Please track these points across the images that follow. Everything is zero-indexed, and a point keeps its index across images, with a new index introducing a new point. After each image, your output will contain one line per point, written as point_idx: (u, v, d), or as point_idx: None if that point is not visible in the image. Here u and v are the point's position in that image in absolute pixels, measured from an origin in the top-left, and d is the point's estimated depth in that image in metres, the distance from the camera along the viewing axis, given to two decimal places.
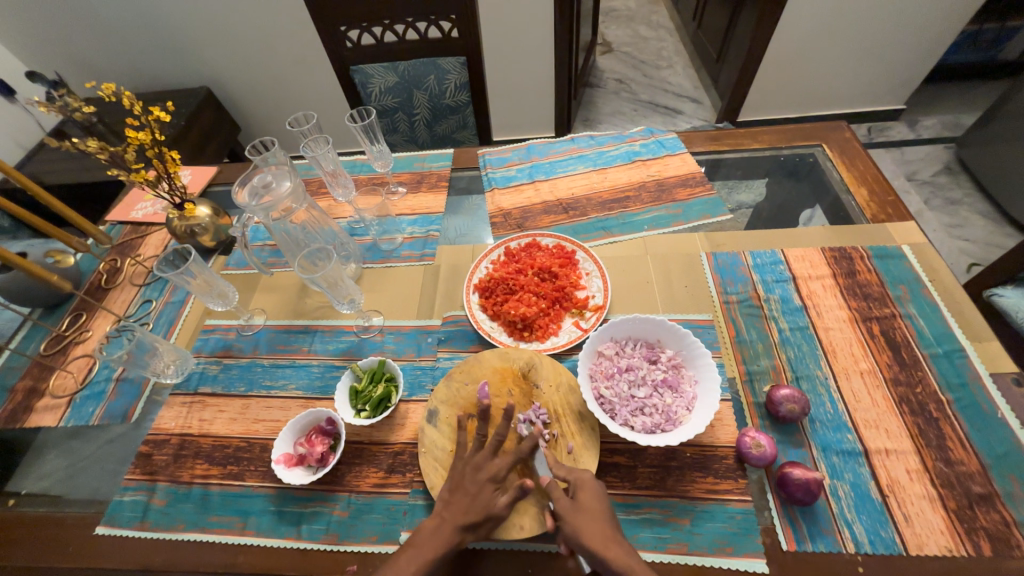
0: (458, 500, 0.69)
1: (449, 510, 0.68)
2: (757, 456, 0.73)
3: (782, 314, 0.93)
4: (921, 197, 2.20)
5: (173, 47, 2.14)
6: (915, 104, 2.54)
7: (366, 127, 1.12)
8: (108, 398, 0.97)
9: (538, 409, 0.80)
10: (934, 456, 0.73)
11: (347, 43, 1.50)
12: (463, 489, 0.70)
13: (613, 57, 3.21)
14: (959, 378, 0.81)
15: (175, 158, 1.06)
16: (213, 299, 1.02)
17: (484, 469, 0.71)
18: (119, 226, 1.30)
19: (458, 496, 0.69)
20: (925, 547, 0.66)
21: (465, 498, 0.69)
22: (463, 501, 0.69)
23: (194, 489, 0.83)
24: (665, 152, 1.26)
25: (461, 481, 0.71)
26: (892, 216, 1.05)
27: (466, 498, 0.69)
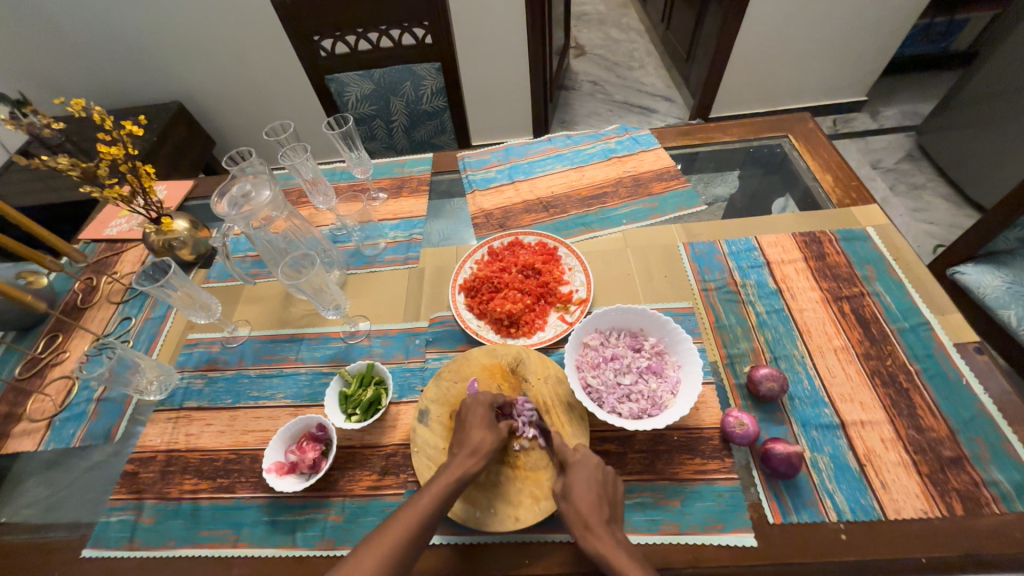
0: (469, 440, 0.72)
1: (460, 450, 0.72)
2: (741, 434, 0.76)
3: (759, 298, 0.96)
4: (886, 183, 2.29)
5: (143, 63, 2.11)
6: (875, 96, 2.65)
7: (344, 134, 1.13)
8: (90, 418, 0.95)
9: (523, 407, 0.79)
10: (906, 425, 0.77)
11: (321, 52, 1.50)
12: (470, 426, 0.74)
13: (587, 60, 3.27)
14: (925, 349, 0.85)
15: (150, 173, 1.05)
16: (196, 312, 1.00)
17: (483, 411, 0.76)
18: (94, 244, 1.27)
19: (464, 434, 0.74)
20: (903, 510, 0.69)
21: (470, 434, 0.73)
22: (472, 438, 0.72)
23: (183, 505, 0.82)
24: (640, 148, 1.29)
25: (466, 416, 0.76)
26: (857, 200, 1.10)
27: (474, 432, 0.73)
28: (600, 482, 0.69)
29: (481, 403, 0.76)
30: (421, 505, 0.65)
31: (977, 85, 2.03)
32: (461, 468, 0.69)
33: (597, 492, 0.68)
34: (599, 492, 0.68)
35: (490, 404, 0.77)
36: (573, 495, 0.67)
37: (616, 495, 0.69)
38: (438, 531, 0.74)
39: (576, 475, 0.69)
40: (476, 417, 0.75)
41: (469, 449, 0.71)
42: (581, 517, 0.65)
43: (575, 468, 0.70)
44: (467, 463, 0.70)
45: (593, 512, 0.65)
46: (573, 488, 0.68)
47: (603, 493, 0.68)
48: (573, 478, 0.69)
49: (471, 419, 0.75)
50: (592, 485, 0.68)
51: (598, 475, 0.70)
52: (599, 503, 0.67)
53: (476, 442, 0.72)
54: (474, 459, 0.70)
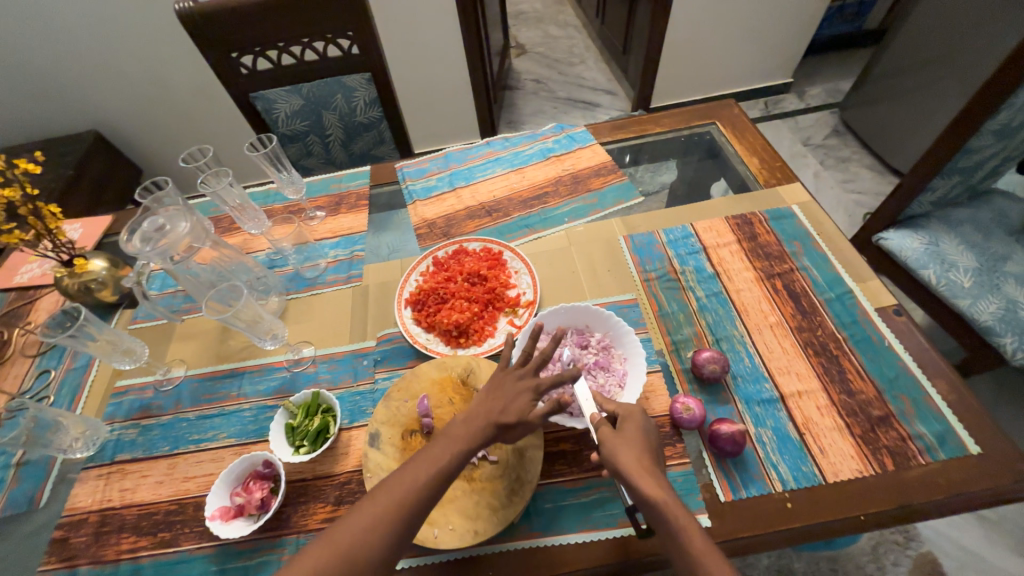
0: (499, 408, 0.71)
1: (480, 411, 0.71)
2: (688, 418, 0.78)
3: (698, 283, 0.99)
4: (816, 159, 2.42)
5: (49, 91, 1.96)
6: (799, 77, 2.79)
7: (270, 155, 1.09)
8: (10, 486, 0.87)
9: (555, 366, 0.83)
10: (838, 390, 0.81)
11: (242, 69, 1.43)
12: (502, 395, 0.72)
13: (528, 59, 3.29)
14: (850, 316, 0.90)
15: (56, 213, 0.99)
16: (120, 358, 0.95)
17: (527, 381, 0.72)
18: (3, 293, 1.17)
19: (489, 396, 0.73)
20: (840, 473, 0.73)
21: (506, 399, 0.71)
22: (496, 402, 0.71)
23: (121, 566, 0.76)
24: (577, 145, 1.31)
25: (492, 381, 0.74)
26: (782, 179, 1.15)
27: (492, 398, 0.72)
28: (653, 435, 0.69)
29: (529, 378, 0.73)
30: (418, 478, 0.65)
31: (888, 60, 2.18)
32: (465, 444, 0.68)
33: (649, 447, 0.67)
34: (647, 442, 0.67)
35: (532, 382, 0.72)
36: (627, 438, 0.67)
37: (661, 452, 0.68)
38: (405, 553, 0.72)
39: (628, 427, 0.68)
40: (508, 391, 0.72)
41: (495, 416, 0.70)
42: (636, 459, 0.64)
43: (628, 419, 0.70)
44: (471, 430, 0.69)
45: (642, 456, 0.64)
46: (629, 431, 0.68)
47: (654, 448, 0.67)
48: (629, 426, 0.68)
49: (505, 389, 0.72)
50: (643, 436, 0.67)
51: (648, 427, 0.70)
52: (647, 451, 0.66)
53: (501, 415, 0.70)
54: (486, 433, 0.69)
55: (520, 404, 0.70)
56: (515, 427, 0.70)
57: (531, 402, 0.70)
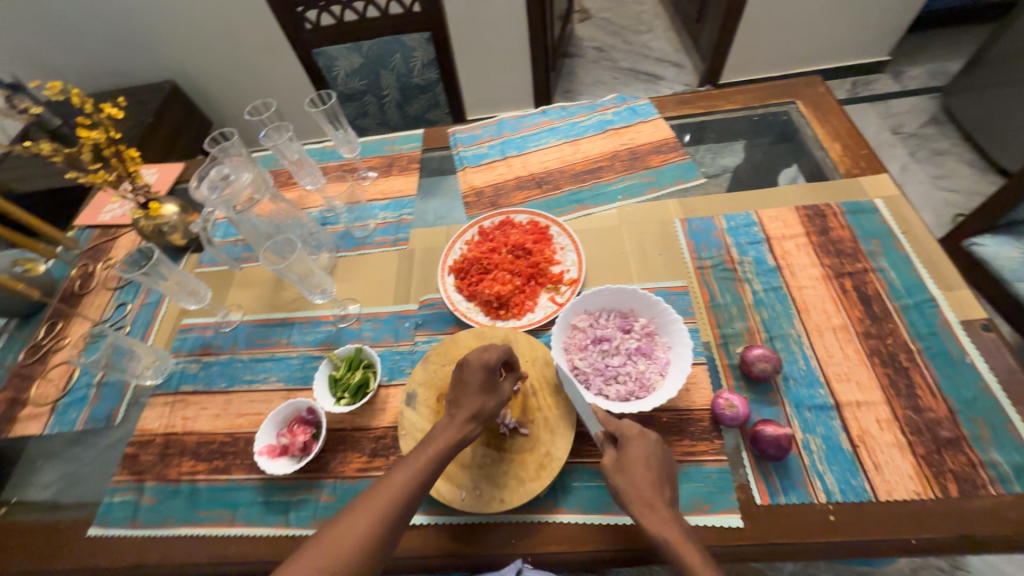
0: (467, 403, 0.71)
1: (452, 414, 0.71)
2: (731, 416, 0.74)
3: (756, 276, 0.93)
4: (906, 150, 2.18)
5: (132, 41, 2.07)
6: (898, 54, 2.48)
7: (328, 112, 1.10)
8: (92, 402, 0.98)
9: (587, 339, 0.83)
10: (903, 405, 0.75)
11: (306, 25, 1.44)
12: (469, 388, 0.72)
13: (591, 24, 3.12)
14: (929, 327, 0.81)
15: (134, 157, 1.06)
16: (185, 298, 1.02)
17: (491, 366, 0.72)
18: (89, 230, 1.27)
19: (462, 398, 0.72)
20: (894, 492, 0.68)
21: (471, 397, 0.71)
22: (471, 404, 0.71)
23: (181, 485, 0.84)
24: (638, 119, 1.23)
25: (463, 378, 0.73)
26: (866, 170, 1.04)
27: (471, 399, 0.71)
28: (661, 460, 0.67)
29: (484, 365, 0.71)
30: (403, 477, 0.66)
31: (1011, 40, 1.89)
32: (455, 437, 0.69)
33: (654, 472, 0.66)
34: (655, 471, 0.66)
35: (491, 365, 0.72)
36: (631, 469, 0.66)
37: (673, 473, 0.68)
38: (422, 510, 0.75)
39: (632, 452, 0.67)
40: (476, 381, 0.72)
41: (469, 413, 0.71)
42: (643, 494, 0.64)
43: (630, 440, 0.68)
44: (454, 431, 0.70)
45: (654, 492, 0.64)
46: (631, 459, 0.67)
47: (661, 471, 0.66)
48: (632, 452, 0.67)
49: (471, 383, 0.72)
50: (650, 464, 0.66)
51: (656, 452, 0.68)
52: (659, 479, 0.65)
53: (474, 407, 0.71)
54: (472, 425, 0.71)
55: (484, 398, 0.72)
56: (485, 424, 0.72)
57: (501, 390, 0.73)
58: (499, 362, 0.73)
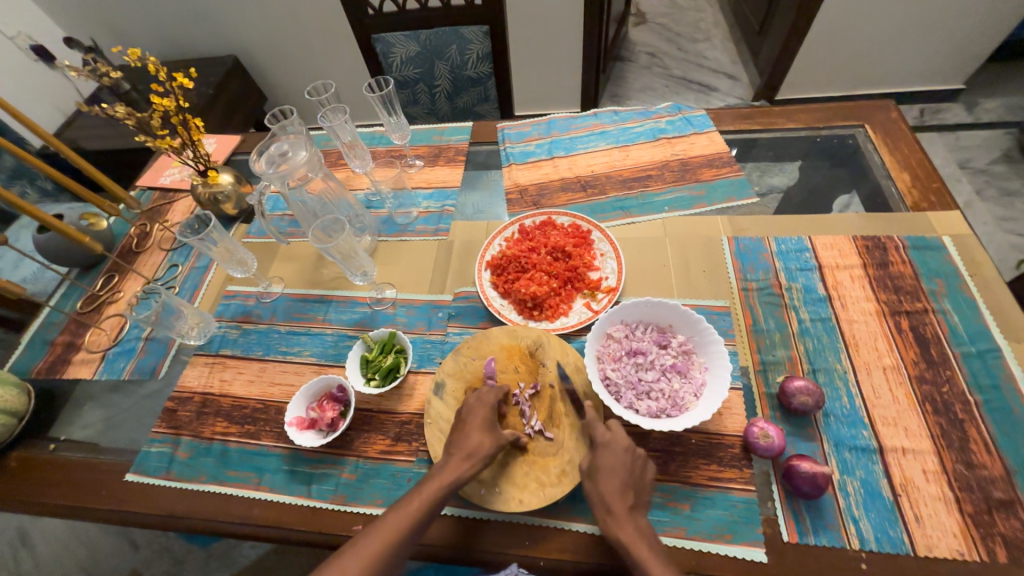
0: (466, 442, 0.71)
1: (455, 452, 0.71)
2: (765, 446, 0.72)
3: (804, 304, 0.89)
4: (972, 186, 2.05)
5: (202, 14, 2.15)
6: (976, 84, 2.33)
7: (384, 97, 1.11)
8: (138, 355, 1.03)
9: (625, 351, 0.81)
10: (954, 458, 0.70)
11: (369, 10, 1.47)
12: (468, 428, 0.73)
13: (647, 29, 3.06)
14: (990, 379, 0.76)
15: (199, 126, 1.08)
16: (234, 267, 1.06)
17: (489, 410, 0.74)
18: (148, 191, 1.34)
19: (461, 435, 0.73)
20: (935, 548, 0.64)
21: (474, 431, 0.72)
22: (469, 441, 0.71)
23: (214, 444, 0.87)
24: (693, 130, 1.20)
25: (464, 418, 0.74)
26: (935, 205, 0.98)
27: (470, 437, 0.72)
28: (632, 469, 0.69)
29: (484, 403, 0.75)
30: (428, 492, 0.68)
31: None
32: (451, 476, 0.69)
33: (623, 481, 0.67)
34: (624, 478, 0.68)
35: (493, 404, 0.75)
36: (602, 478, 0.67)
37: (643, 480, 0.69)
38: (450, 501, 0.75)
39: (605, 461, 0.68)
40: (476, 419, 0.74)
41: (463, 452, 0.70)
42: (608, 501, 0.66)
43: (605, 448, 0.69)
44: (461, 466, 0.70)
45: (618, 497, 0.66)
46: (602, 467, 0.68)
47: (629, 480, 0.68)
48: (603, 462, 0.68)
49: (471, 421, 0.74)
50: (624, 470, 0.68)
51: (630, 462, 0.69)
52: (627, 485, 0.67)
53: (471, 446, 0.71)
54: (468, 464, 0.70)
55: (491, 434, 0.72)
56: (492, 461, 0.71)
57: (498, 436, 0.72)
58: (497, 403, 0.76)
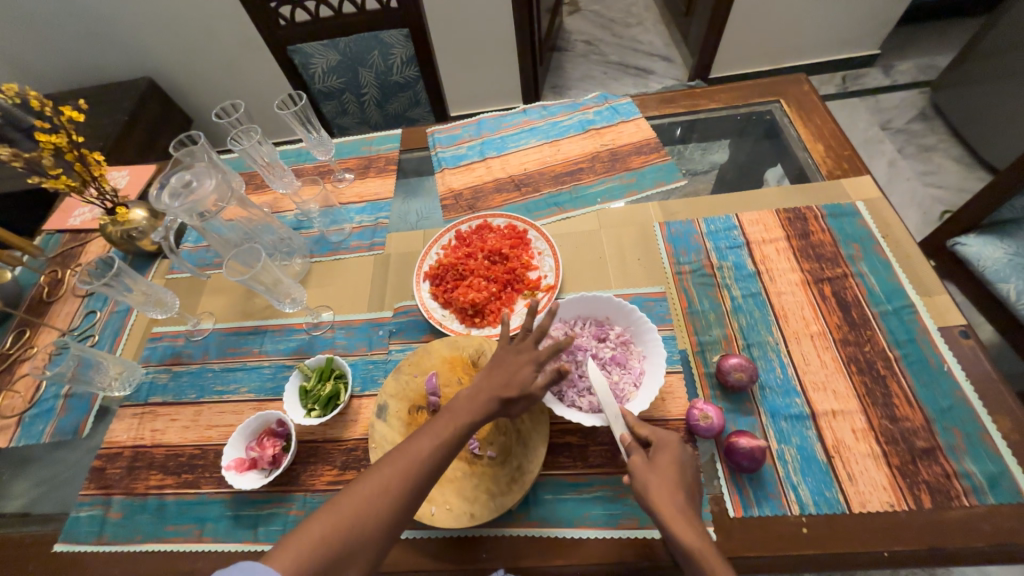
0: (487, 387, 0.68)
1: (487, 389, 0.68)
2: (705, 427, 0.73)
3: (735, 281, 0.91)
4: (894, 145, 2.16)
5: (106, 37, 2.01)
6: (889, 48, 2.46)
7: (299, 113, 1.07)
8: (59, 414, 0.95)
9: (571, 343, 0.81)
10: (879, 415, 0.74)
11: (280, 21, 1.40)
12: (499, 366, 0.70)
13: (581, 17, 3.07)
14: (907, 334, 0.80)
15: (100, 161, 1.02)
16: (150, 308, 1.00)
17: (527, 352, 0.71)
18: (57, 235, 1.24)
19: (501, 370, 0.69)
20: (868, 504, 0.67)
21: (505, 370, 0.69)
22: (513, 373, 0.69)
23: (149, 500, 0.82)
24: (620, 118, 1.21)
25: (500, 359, 0.71)
26: (848, 171, 1.02)
27: (504, 373, 0.69)
28: (688, 467, 0.65)
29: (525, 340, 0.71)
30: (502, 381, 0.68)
31: (997, 35, 1.86)
32: (466, 419, 0.65)
33: (674, 481, 0.63)
34: (680, 477, 0.63)
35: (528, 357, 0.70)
36: (657, 474, 0.63)
37: (692, 479, 0.65)
38: (409, 525, 0.73)
39: (656, 461, 0.64)
40: (510, 361, 0.70)
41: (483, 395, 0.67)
42: (667, 494, 0.61)
43: (663, 449, 0.66)
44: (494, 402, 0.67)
45: (674, 500, 0.61)
46: (664, 465, 0.64)
47: (682, 479, 0.63)
48: (661, 456, 0.65)
49: (507, 359, 0.70)
50: (678, 469, 0.64)
51: (685, 460, 0.65)
52: (682, 488, 0.63)
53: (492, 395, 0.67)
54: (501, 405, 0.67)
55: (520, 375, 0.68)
56: (515, 402, 0.68)
57: (532, 372, 0.69)
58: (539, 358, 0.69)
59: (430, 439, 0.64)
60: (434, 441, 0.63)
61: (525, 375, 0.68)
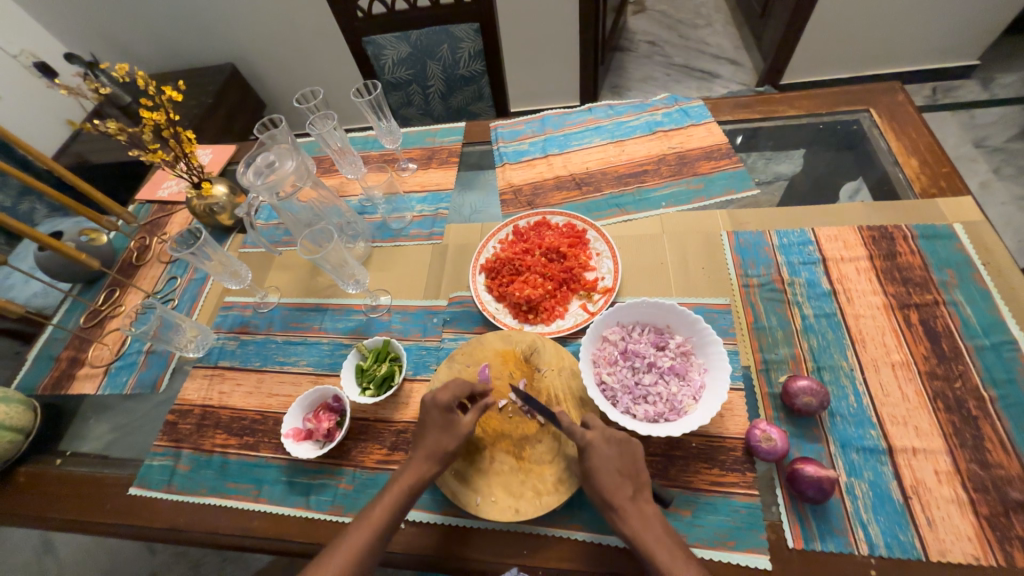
0: (425, 443, 0.72)
1: (417, 452, 0.72)
2: (768, 449, 0.69)
3: (808, 299, 0.86)
4: (989, 165, 1.97)
5: (197, 24, 2.16)
6: (991, 58, 2.23)
7: (374, 101, 1.10)
8: (139, 369, 1.04)
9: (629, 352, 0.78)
10: (968, 457, 0.67)
11: (358, 13, 1.45)
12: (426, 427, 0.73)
13: (646, 17, 2.99)
14: (1006, 373, 0.73)
15: (191, 138, 1.08)
16: (228, 278, 1.07)
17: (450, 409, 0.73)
18: (147, 205, 1.35)
19: (423, 435, 0.73)
20: (948, 553, 0.61)
21: (432, 432, 0.72)
22: (431, 440, 0.72)
23: (214, 457, 0.88)
24: (690, 121, 1.17)
25: (423, 419, 0.74)
26: (945, 190, 0.94)
27: (431, 434, 0.72)
28: (628, 452, 0.67)
29: (437, 405, 0.73)
30: (433, 444, 0.71)
31: None
32: (416, 475, 0.70)
33: (618, 468, 0.65)
34: (620, 465, 0.66)
35: (449, 402, 0.74)
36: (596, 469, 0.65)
37: (639, 466, 0.67)
38: (449, 512, 0.74)
39: (597, 454, 0.66)
40: (433, 420, 0.73)
41: (424, 453, 0.71)
42: (611, 484, 0.64)
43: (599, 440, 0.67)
44: (424, 466, 0.70)
45: (617, 490, 0.64)
46: (601, 461, 0.65)
47: (626, 466, 0.66)
48: (602, 447, 0.66)
49: (428, 422, 0.73)
50: (617, 456, 0.66)
51: (624, 447, 0.67)
52: (629, 474, 0.66)
53: (431, 446, 0.71)
54: (430, 463, 0.70)
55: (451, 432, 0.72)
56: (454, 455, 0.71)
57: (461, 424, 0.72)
58: (458, 398, 0.74)
59: (383, 509, 0.68)
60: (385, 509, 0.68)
61: (455, 422, 0.72)
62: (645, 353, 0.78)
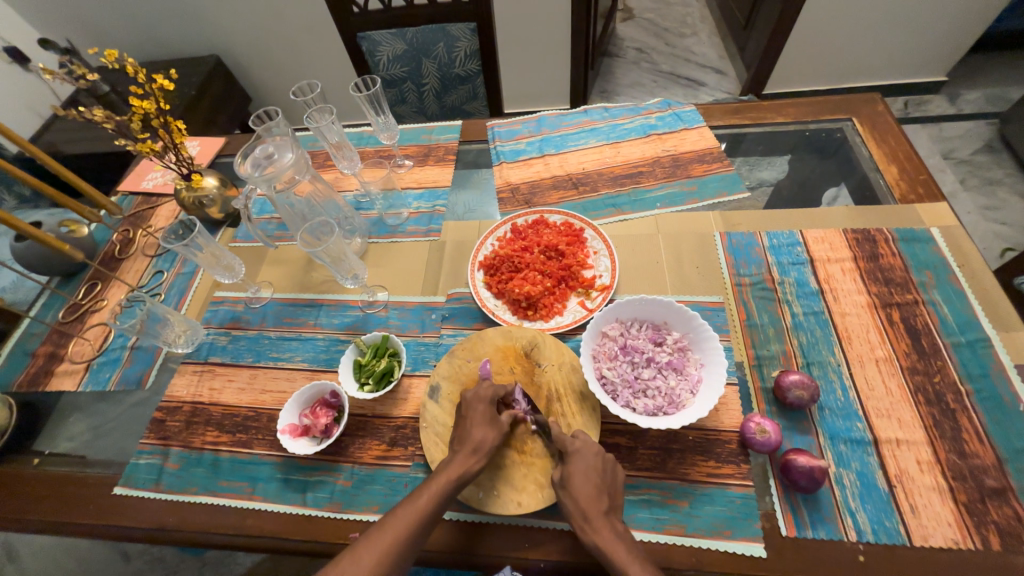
0: (469, 437, 0.71)
1: (460, 448, 0.71)
2: (761, 442, 0.72)
3: (797, 298, 0.89)
4: (956, 176, 2.08)
5: (181, 14, 2.10)
6: (957, 75, 2.36)
7: (372, 96, 1.10)
8: (124, 365, 1.00)
9: (630, 347, 0.80)
10: (947, 448, 0.71)
11: (354, 8, 1.44)
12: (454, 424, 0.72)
13: (635, 24, 3.06)
14: (981, 368, 0.77)
15: (181, 129, 1.05)
16: (220, 272, 1.03)
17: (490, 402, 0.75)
18: (130, 196, 1.31)
19: (465, 431, 0.72)
20: (930, 538, 0.65)
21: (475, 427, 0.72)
22: (474, 436, 0.71)
23: (205, 454, 0.86)
24: (683, 125, 1.20)
25: (465, 414, 0.74)
26: (922, 197, 0.99)
27: (473, 429, 0.72)
28: (605, 471, 0.68)
29: (483, 399, 0.75)
30: (478, 439, 0.71)
31: None
32: (462, 468, 0.69)
33: (596, 483, 0.66)
34: (598, 481, 0.67)
35: (492, 399, 0.75)
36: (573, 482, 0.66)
37: (615, 483, 0.68)
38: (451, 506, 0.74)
39: (575, 465, 0.68)
40: (477, 414, 0.74)
41: (471, 447, 0.70)
42: (586, 496, 0.65)
43: (578, 455, 0.68)
44: (469, 460, 0.69)
45: (592, 503, 0.65)
46: (577, 473, 0.67)
47: (602, 482, 0.67)
48: (583, 463, 0.68)
49: (471, 417, 0.73)
50: (595, 474, 0.67)
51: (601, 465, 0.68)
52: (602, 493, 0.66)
53: (474, 442, 0.71)
54: (475, 458, 0.70)
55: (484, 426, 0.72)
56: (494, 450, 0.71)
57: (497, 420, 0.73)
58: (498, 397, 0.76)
59: (429, 497, 0.67)
60: (431, 497, 0.67)
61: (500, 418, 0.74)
62: (647, 349, 0.80)
